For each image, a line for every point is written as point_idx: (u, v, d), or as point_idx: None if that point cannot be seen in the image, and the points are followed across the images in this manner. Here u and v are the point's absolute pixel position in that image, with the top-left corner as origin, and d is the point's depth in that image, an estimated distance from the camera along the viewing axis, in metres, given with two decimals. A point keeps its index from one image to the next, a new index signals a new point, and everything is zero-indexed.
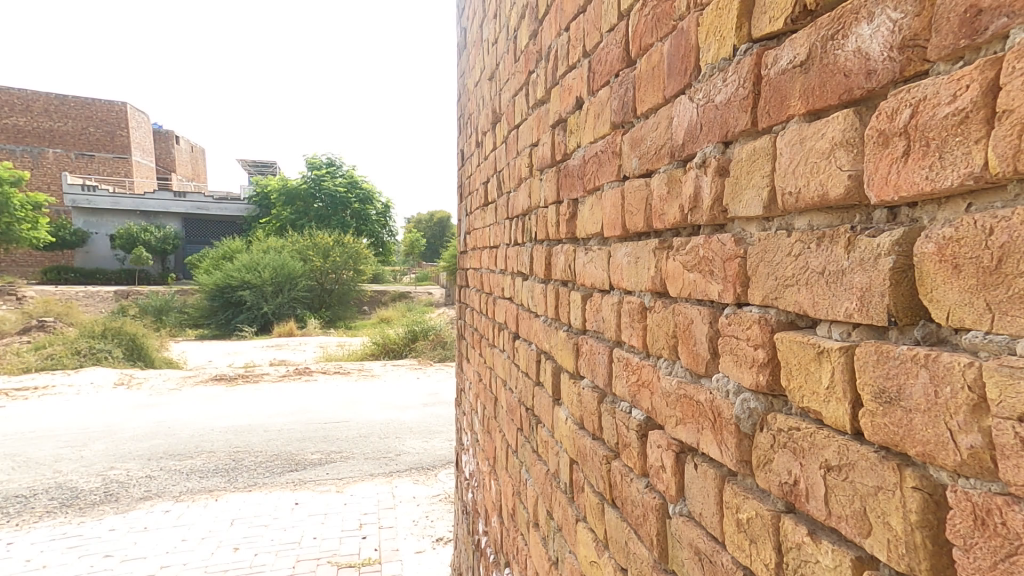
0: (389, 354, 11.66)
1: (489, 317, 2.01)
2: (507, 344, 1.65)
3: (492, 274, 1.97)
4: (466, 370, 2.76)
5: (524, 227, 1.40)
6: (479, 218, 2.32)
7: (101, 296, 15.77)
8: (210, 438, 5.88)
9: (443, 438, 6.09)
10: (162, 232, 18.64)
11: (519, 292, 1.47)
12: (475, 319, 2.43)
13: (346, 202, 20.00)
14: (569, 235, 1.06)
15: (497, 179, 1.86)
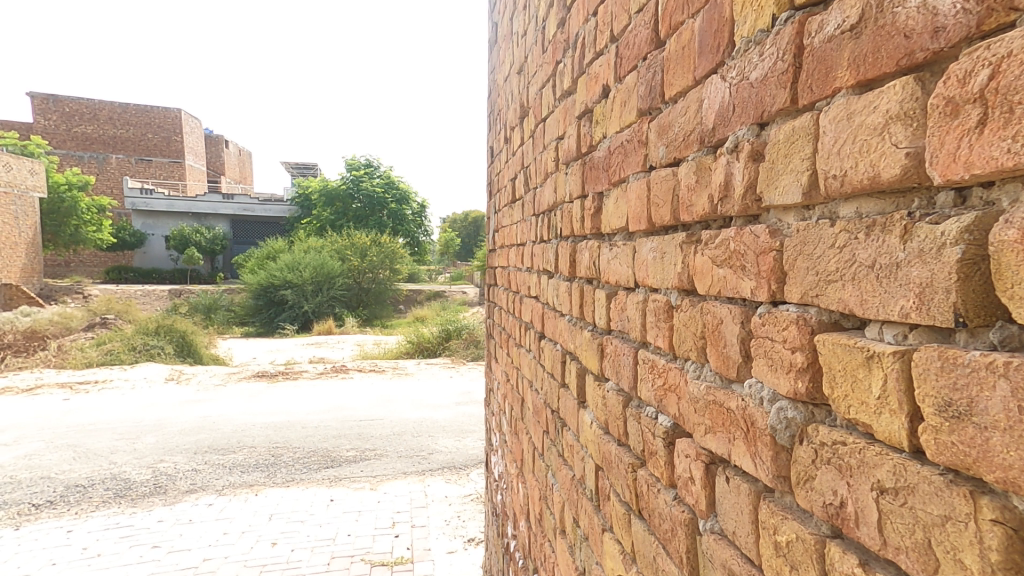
0: (423, 352, 11.85)
1: (517, 317, 1.98)
2: (533, 343, 1.62)
3: (519, 273, 1.94)
4: (494, 370, 2.75)
5: (550, 223, 1.36)
6: (507, 216, 2.31)
7: (156, 295, 16.70)
8: (251, 434, 6.11)
9: (475, 438, 6.12)
10: (210, 234, 19.55)
11: (544, 290, 1.43)
12: (503, 318, 2.42)
13: (382, 203, 20.43)
14: (594, 230, 1.02)
15: (524, 175, 1.83)
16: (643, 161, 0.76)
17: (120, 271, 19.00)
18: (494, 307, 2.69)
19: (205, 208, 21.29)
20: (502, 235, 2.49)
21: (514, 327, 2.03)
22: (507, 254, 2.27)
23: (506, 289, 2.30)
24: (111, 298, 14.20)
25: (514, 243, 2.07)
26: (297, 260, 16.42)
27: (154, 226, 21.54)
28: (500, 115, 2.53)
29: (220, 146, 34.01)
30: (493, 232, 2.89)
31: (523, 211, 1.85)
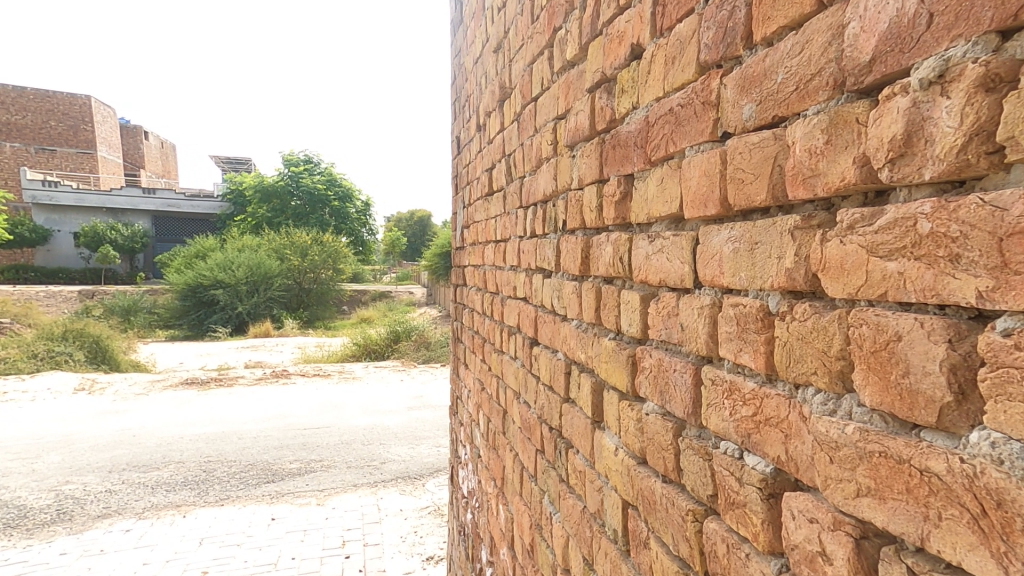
0: (370, 355, 11.36)
1: (496, 320, 1.89)
2: (528, 352, 1.52)
3: (501, 272, 1.84)
4: (463, 375, 2.59)
5: (545, 216, 1.28)
6: (481, 209, 2.15)
7: (63, 296, 15.06)
8: (179, 447, 5.53)
9: (430, 445, 5.86)
10: (129, 229, 17.90)
11: (538, 293, 1.40)
12: (476, 321, 2.26)
13: (325, 199, 19.55)
14: (622, 221, 0.89)
15: (505, 164, 1.68)
16: (712, 126, 0.60)
17: (20, 269, 16.98)
18: (466, 308, 2.54)
19: (124, 201, 19.50)
20: (474, 229, 2.34)
21: (496, 331, 1.89)
22: (482, 250, 2.12)
23: (482, 288, 2.15)
24: (8, 300, 12.64)
25: (493, 237, 1.93)
26: (230, 259, 15.33)
27: (62, 220, 19.48)
28: (470, 102, 2.35)
29: (141, 135, 31.31)
30: (461, 228, 2.72)
31: (506, 203, 1.70)
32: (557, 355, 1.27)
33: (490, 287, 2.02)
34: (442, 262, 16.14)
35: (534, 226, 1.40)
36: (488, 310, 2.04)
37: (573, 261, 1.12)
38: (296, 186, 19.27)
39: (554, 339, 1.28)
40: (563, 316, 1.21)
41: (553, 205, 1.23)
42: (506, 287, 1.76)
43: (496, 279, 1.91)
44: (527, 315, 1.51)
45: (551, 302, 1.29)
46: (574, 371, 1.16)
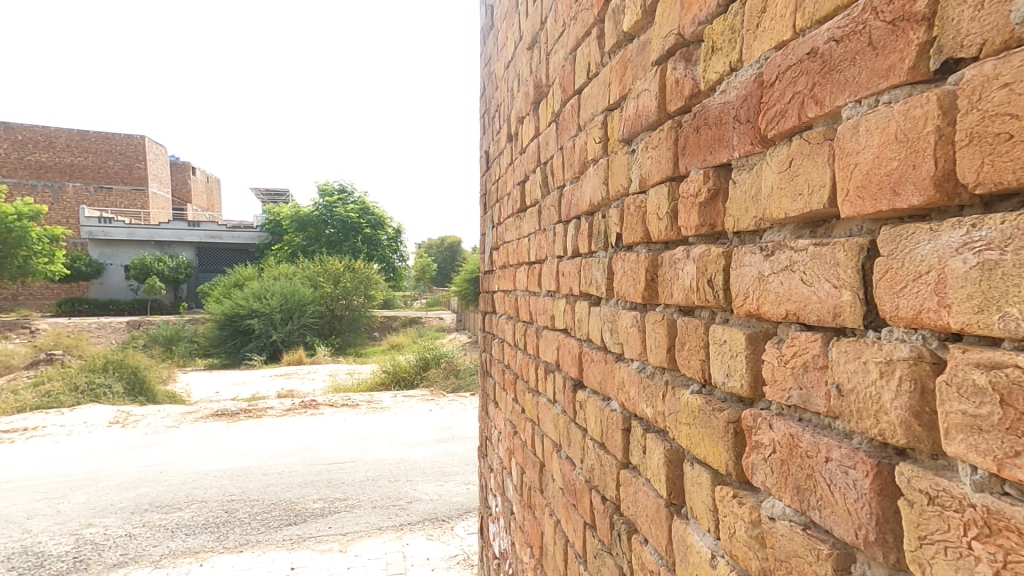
0: (400, 382, 11.23)
1: (530, 354, 1.68)
2: (569, 396, 1.28)
3: (533, 297, 1.65)
4: (493, 412, 2.38)
5: (593, 229, 1.14)
6: (512, 225, 2.01)
7: (112, 327, 15.73)
8: (202, 486, 5.62)
9: (458, 482, 5.70)
10: (174, 262, 18.69)
11: (582, 325, 1.20)
12: (506, 352, 2.05)
13: (357, 228, 20.00)
14: (708, 228, 0.68)
15: (545, 170, 1.59)
16: (915, 56, 0.38)
17: (75, 301, 17.92)
18: (493, 337, 2.34)
19: (169, 234, 20.46)
20: (504, 249, 2.14)
21: (530, 369, 1.66)
22: (513, 271, 1.95)
23: (513, 314, 1.94)
24: (61, 333, 13.25)
25: (528, 257, 1.74)
26: (266, 288, 15.73)
27: (114, 255, 20.60)
28: (502, 115, 2.22)
29: (187, 172, 33.09)
30: (489, 250, 2.55)
31: (545, 216, 1.56)
32: (610, 405, 1.03)
33: (522, 315, 1.80)
34: (472, 287, 16.08)
35: (577, 241, 1.27)
36: (520, 341, 1.82)
37: (635, 284, 0.90)
38: (329, 216, 19.80)
39: (606, 382, 1.06)
40: (621, 354, 0.99)
41: (607, 212, 1.07)
42: (543, 316, 1.54)
43: (529, 306, 1.70)
44: (570, 351, 1.29)
45: (604, 336, 1.07)
46: (635, 428, 0.92)
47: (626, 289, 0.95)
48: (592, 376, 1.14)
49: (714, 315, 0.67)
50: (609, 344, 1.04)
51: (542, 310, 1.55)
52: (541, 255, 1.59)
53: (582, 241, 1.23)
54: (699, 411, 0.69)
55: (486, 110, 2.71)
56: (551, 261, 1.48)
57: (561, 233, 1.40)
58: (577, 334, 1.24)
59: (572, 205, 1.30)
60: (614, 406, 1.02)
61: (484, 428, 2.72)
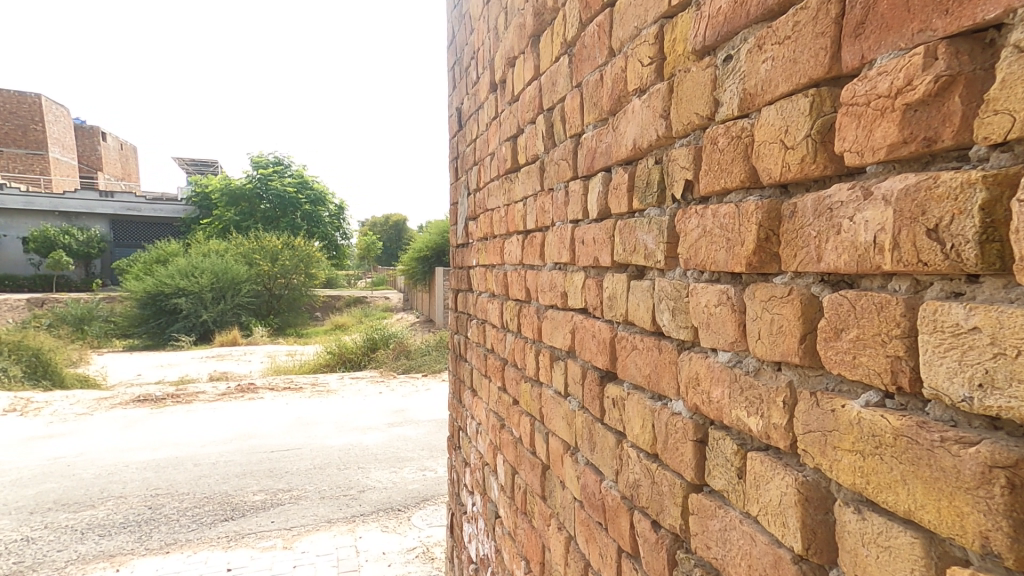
0: (346, 364, 10.72)
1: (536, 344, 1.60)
2: (598, 393, 1.15)
3: (539, 269, 1.52)
4: (479, 404, 2.24)
5: (644, 179, 0.90)
6: (500, 187, 1.83)
7: (10, 305, 14.03)
8: (122, 479, 5.08)
9: (413, 469, 5.47)
10: (84, 233, 16.84)
11: (623, 306, 1.01)
12: (503, 344, 1.96)
13: (296, 202, 18.75)
14: (919, 147, 0.43)
15: (549, 119, 1.37)
16: None
17: None
18: (483, 325, 2.24)
19: (77, 203, 18.37)
20: (493, 216, 1.99)
21: (540, 366, 1.55)
22: (510, 243, 1.80)
23: (515, 297, 1.83)
24: None
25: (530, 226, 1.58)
26: (195, 264, 14.46)
27: (11, 223, 18.33)
28: (481, 61, 1.93)
29: (98, 134, 29.78)
30: (466, 220, 2.56)
31: (555, 172, 1.36)
32: (671, 406, 0.84)
33: (525, 297, 1.71)
34: (421, 266, 15.56)
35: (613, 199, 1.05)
36: (525, 330, 1.70)
37: (732, 247, 0.67)
38: (265, 188, 18.43)
39: (662, 377, 0.87)
40: (693, 339, 0.79)
41: (668, 154, 0.82)
42: (559, 297, 1.41)
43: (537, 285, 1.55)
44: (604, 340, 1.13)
45: (661, 317, 0.87)
46: (724, 441, 0.70)
47: (713, 253, 0.71)
48: (634, 364, 0.97)
49: (930, 285, 0.42)
50: (673, 327, 0.84)
51: (556, 288, 1.42)
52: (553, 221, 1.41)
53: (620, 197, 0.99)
54: (894, 436, 0.44)
55: (455, 60, 2.40)
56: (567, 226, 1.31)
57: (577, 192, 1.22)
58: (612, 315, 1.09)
59: (604, 155, 1.08)
60: (681, 407, 0.82)
61: (460, 420, 2.57)
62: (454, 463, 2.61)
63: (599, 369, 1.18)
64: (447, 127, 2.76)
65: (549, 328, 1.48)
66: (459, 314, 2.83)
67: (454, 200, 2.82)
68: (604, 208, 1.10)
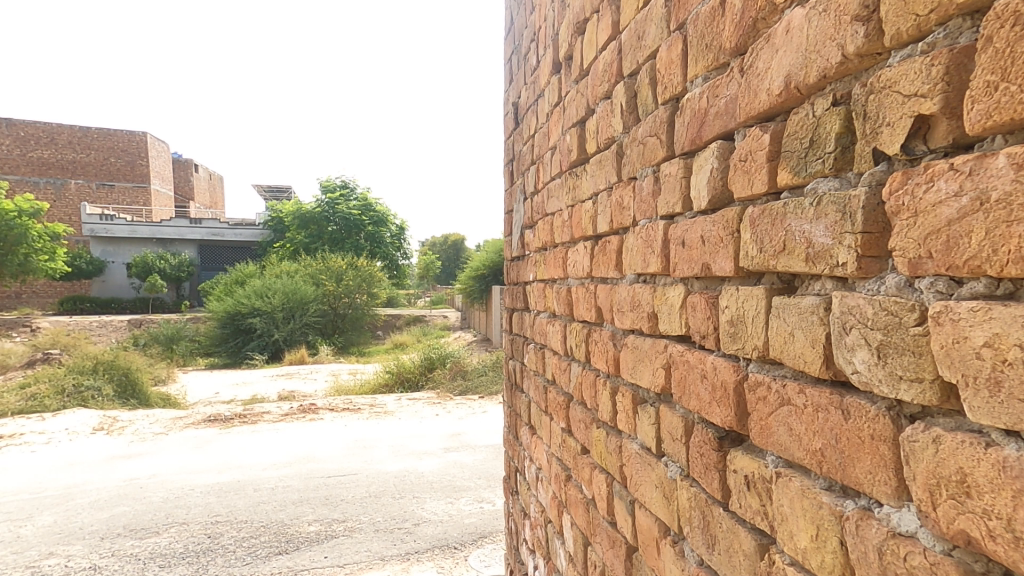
0: (404, 384, 10.69)
1: (612, 386, 1.29)
2: (715, 460, 0.84)
3: (622, 285, 1.26)
4: (542, 445, 1.98)
5: (820, 131, 0.60)
6: (567, 183, 1.72)
7: (113, 326, 15.50)
8: (186, 504, 5.20)
9: (470, 500, 5.21)
10: (175, 260, 18.38)
11: (765, 333, 0.72)
12: (567, 378, 1.66)
13: (359, 225, 19.43)
14: None
15: (632, 86, 1.21)
16: None
17: (75, 301, 17.64)
18: (544, 349, 1.94)
19: (168, 233, 20.13)
20: (566, 212, 1.72)
21: (619, 412, 1.25)
22: (584, 248, 1.53)
23: (583, 318, 1.53)
24: (59, 333, 12.94)
25: (608, 229, 1.36)
26: (268, 286, 15.24)
27: (114, 253, 20.40)
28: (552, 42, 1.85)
29: (188, 169, 32.62)
30: (522, 229, 2.42)
31: (638, 156, 1.17)
32: (884, 516, 0.52)
33: (599, 319, 1.41)
34: (477, 285, 15.56)
35: (742, 176, 0.77)
36: (597, 362, 1.40)
37: None
38: (331, 213, 19.27)
39: (852, 462, 0.55)
40: (939, 404, 0.46)
41: (872, 82, 0.53)
42: (650, 317, 1.10)
43: (618, 305, 1.26)
44: (725, 387, 0.81)
45: (855, 357, 0.55)
46: None
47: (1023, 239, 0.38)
48: (791, 434, 0.66)
49: None
50: (885, 378, 0.51)
51: (645, 307, 1.12)
52: (644, 216, 1.14)
53: (751, 165, 0.74)
54: None
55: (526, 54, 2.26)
56: (664, 224, 1.04)
57: (675, 177, 0.99)
58: (743, 350, 0.77)
59: (728, 116, 0.80)
60: (916, 524, 0.48)
61: (519, 460, 2.46)
62: (516, 504, 2.50)
63: (715, 426, 0.85)
64: (513, 130, 2.62)
65: (633, 365, 1.18)
66: (514, 336, 2.54)
67: (509, 208, 2.73)
68: (718, 196, 0.85)
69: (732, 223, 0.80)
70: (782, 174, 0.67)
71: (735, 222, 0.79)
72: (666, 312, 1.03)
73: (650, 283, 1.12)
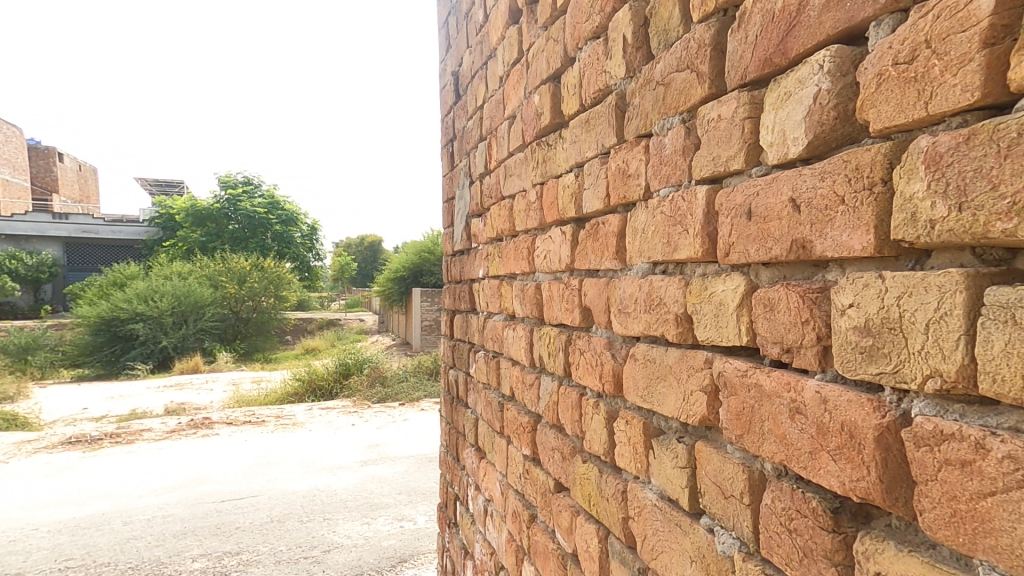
0: (316, 393, 9.81)
1: (612, 409, 1.10)
2: (831, 550, 0.54)
3: (624, 278, 1.05)
4: (495, 472, 1.90)
5: None
6: (539, 153, 1.45)
7: None
8: (27, 549, 4.23)
9: (389, 519, 4.72)
10: (36, 256, 15.73)
11: (957, 345, 0.43)
12: (535, 396, 1.58)
13: (266, 222, 17.78)
14: None
15: (642, 11, 0.93)
16: None
17: None
18: (505, 360, 1.90)
19: (27, 223, 17.18)
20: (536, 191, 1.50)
21: (623, 445, 1.03)
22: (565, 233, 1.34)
23: (565, 324, 1.39)
24: None
25: (603, 206, 1.12)
26: (154, 286, 13.42)
27: None
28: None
29: (55, 154, 28.25)
30: (467, 218, 2.25)
31: (654, 103, 0.89)
32: None
33: (587, 324, 1.26)
34: (397, 287, 14.83)
35: (899, 89, 0.48)
36: (586, 381, 1.22)
37: None
38: (233, 207, 17.45)
39: None
40: None
41: None
42: (685, 320, 0.85)
43: (621, 304, 1.05)
44: (854, 435, 0.51)
45: None
46: None
47: None
48: None
49: None
50: None
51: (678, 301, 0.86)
52: (674, 181, 0.86)
53: (932, 60, 0.45)
54: None
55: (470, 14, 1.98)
56: (710, 189, 0.76)
57: (730, 118, 0.70)
58: (894, 375, 0.48)
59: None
60: None
61: (459, 486, 2.32)
62: (453, 535, 2.33)
63: (821, 490, 0.56)
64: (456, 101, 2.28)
65: (658, 387, 0.92)
66: (457, 343, 2.76)
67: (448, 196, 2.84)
68: (826, 134, 0.56)
69: (867, 170, 0.50)
70: (1017, 64, 0.39)
71: (880, 170, 0.49)
72: (717, 311, 0.76)
73: (688, 274, 0.86)
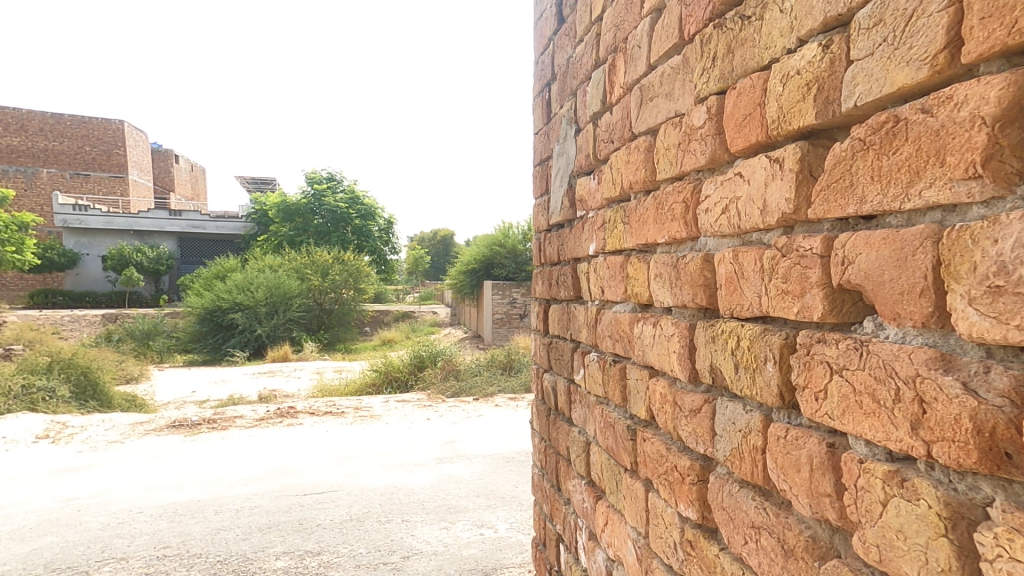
0: (392, 384, 9.76)
1: (980, 508, 0.57)
2: None
3: (1021, 215, 0.52)
4: (625, 526, 1.58)
5: None
6: (723, 41, 1.08)
7: (85, 321, 14.54)
8: (130, 533, 4.28)
9: (468, 525, 4.32)
10: (155, 252, 17.36)
11: None
12: (705, 429, 1.14)
13: (346, 218, 18.39)
14: None
15: None
16: None
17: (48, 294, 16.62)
18: (646, 372, 1.45)
19: (147, 223, 19.05)
20: (721, 102, 1.11)
21: None
22: (793, 150, 0.87)
23: (777, 315, 0.92)
24: (25, 327, 11.95)
25: (939, 65, 0.60)
26: (249, 279, 14.21)
27: (90, 245, 19.28)
28: None
29: (168, 161, 31.35)
30: (569, 179, 2.11)
31: None
32: None
33: (851, 319, 0.77)
34: (468, 280, 14.68)
35: None
36: (869, 426, 0.70)
37: None
38: (317, 204, 18.23)
39: None
40: None
41: None
42: None
43: (1011, 270, 0.52)
44: None
45: None
46: None
47: None
48: None
49: None
50: None
51: None
52: None
53: None
54: None
55: None
56: None
57: None
58: None
59: None
60: None
61: (569, 529, 2.08)
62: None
63: None
64: (565, 33, 2.18)
65: None
66: (552, 342, 2.30)
67: (537, 160, 2.58)
68: None
69: None
70: None
71: None
72: None
73: None
